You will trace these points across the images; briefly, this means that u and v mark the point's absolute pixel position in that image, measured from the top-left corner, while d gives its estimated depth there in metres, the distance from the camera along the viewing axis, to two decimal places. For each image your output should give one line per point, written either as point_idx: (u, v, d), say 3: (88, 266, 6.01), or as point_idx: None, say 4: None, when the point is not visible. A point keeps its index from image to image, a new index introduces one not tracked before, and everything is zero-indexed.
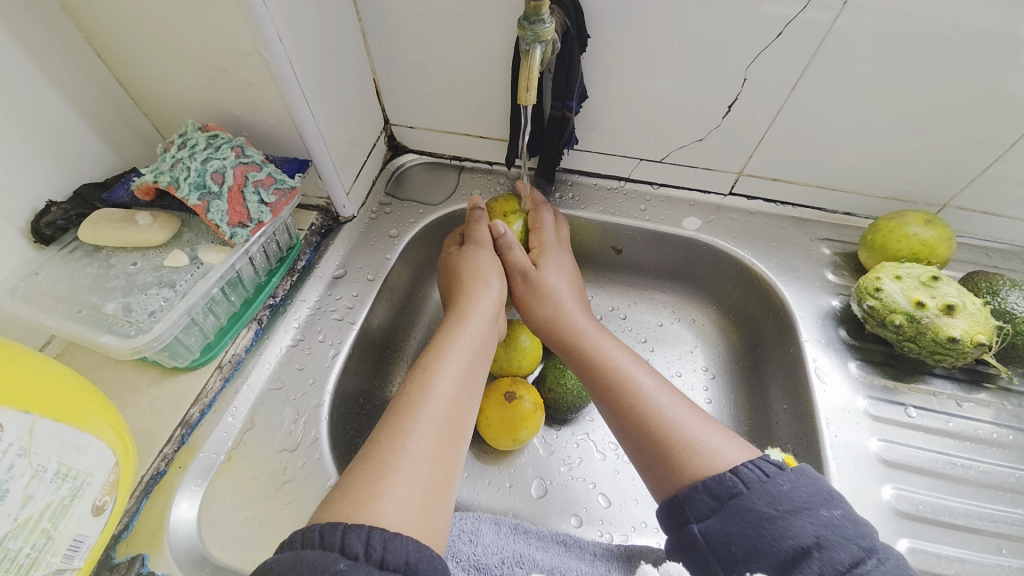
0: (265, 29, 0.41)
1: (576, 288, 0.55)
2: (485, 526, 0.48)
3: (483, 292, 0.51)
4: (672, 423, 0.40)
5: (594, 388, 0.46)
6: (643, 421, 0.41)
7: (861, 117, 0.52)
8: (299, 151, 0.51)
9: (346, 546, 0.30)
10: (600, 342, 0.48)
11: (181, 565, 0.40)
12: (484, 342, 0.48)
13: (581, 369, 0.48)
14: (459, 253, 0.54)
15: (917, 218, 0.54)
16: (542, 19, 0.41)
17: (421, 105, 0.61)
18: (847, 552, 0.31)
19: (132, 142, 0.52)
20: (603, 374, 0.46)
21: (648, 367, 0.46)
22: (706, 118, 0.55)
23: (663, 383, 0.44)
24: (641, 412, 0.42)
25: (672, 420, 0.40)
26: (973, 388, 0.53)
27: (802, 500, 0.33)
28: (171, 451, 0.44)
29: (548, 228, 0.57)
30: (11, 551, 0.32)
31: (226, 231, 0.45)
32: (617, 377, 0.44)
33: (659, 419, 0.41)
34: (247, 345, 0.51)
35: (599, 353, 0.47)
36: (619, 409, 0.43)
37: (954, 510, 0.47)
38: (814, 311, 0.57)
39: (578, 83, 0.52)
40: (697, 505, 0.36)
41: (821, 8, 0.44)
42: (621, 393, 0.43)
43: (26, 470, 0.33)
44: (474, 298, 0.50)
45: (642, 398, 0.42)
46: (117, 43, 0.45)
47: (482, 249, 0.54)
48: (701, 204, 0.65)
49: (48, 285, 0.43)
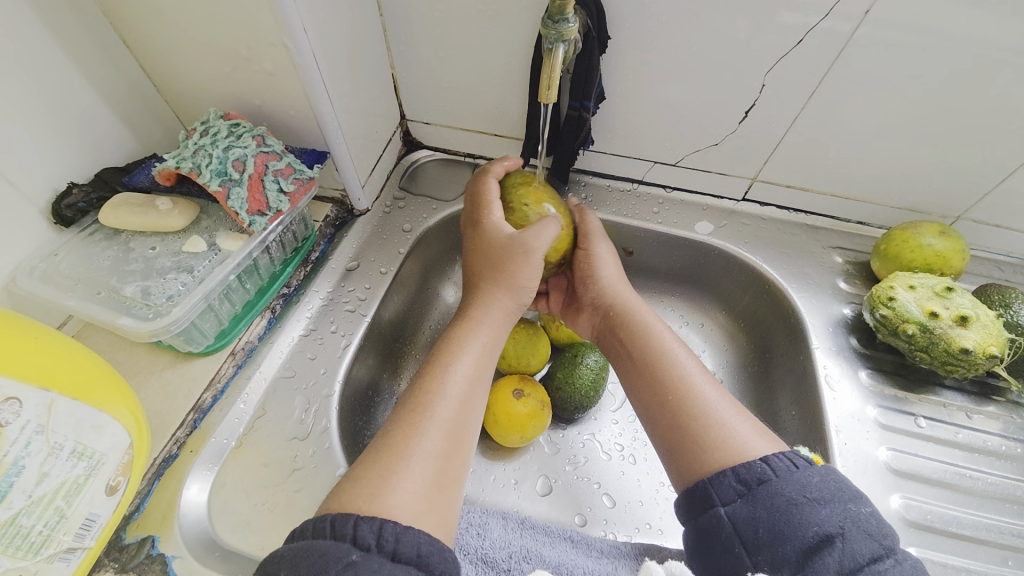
0: (290, 20, 0.41)
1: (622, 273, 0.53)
2: (492, 521, 0.48)
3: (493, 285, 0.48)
4: (707, 406, 0.40)
5: (632, 367, 0.46)
6: (681, 401, 0.41)
7: (878, 126, 0.52)
8: (318, 142, 0.52)
9: (358, 537, 0.31)
10: (647, 318, 0.49)
11: (191, 548, 0.40)
12: (501, 333, 0.47)
13: (624, 347, 0.48)
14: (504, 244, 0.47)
15: (931, 229, 0.54)
16: (566, 18, 0.41)
17: (438, 101, 0.61)
18: (868, 546, 0.31)
19: (154, 129, 0.52)
20: (643, 356, 0.46)
21: (686, 349, 0.46)
22: (721, 124, 0.55)
23: (703, 368, 0.44)
24: (679, 395, 0.41)
25: (708, 405, 0.40)
26: (983, 400, 0.53)
27: (830, 491, 0.34)
28: (183, 435, 0.45)
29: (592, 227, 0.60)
30: (24, 527, 0.33)
31: (245, 218, 0.45)
32: (658, 358, 0.44)
33: (696, 403, 0.41)
34: (260, 333, 0.51)
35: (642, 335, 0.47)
36: (655, 387, 0.43)
37: (962, 521, 0.47)
38: (825, 319, 0.57)
39: (596, 83, 0.52)
40: (724, 490, 0.36)
41: (842, 18, 0.44)
42: (662, 376, 0.43)
43: (42, 447, 0.33)
44: (493, 297, 0.47)
45: (682, 377, 0.42)
46: (142, 30, 0.45)
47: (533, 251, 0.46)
48: (714, 209, 0.65)
49: (68, 266, 0.44)
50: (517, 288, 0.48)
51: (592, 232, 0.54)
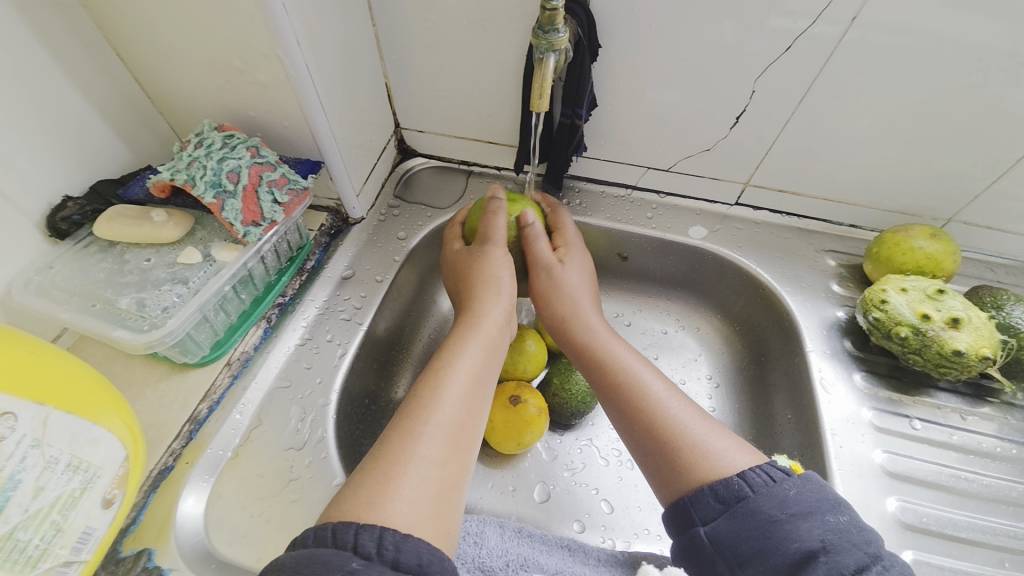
0: (284, 33, 0.41)
1: (592, 289, 0.53)
2: (489, 529, 0.48)
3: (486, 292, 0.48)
4: (681, 426, 0.40)
5: (603, 388, 0.46)
6: (653, 423, 0.41)
7: (868, 130, 0.52)
8: (312, 152, 0.52)
9: (359, 545, 0.31)
10: (609, 343, 0.48)
11: (188, 561, 0.40)
12: (497, 340, 0.47)
13: (591, 370, 0.47)
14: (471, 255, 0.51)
15: (922, 231, 0.54)
16: (557, 28, 0.41)
17: (432, 110, 0.62)
18: (853, 557, 0.31)
19: (148, 141, 0.53)
20: (614, 377, 0.45)
21: (654, 368, 0.46)
22: (713, 129, 0.56)
23: (671, 387, 0.44)
24: (651, 415, 0.41)
25: (680, 424, 0.40)
26: (977, 401, 0.53)
27: (808, 504, 0.34)
28: (179, 446, 0.45)
29: (570, 227, 0.57)
30: (20, 542, 0.32)
31: (240, 229, 0.45)
32: (626, 382, 0.44)
33: (668, 422, 0.41)
34: (256, 343, 0.51)
35: (609, 354, 0.47)
36: (629, 411, 0.43)
37: (958, 523, 0.47)
38: (819, 322, 0.58)
39: (588, 91, 0.52)
40: (704, 509, 0.36)
41: (830, 23, 0.44)
42: (633, 396, 0.43)
43: (38, 461, 0.33)
44: (488, 306, 0.48)
45: (652, 400, 0.42)
46: (136, 43, 0.45)
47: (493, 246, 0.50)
48: (707, 213, 0.65)
49: (62, 279, 0.44)
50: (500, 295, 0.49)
51: (536, 260, 0.51)
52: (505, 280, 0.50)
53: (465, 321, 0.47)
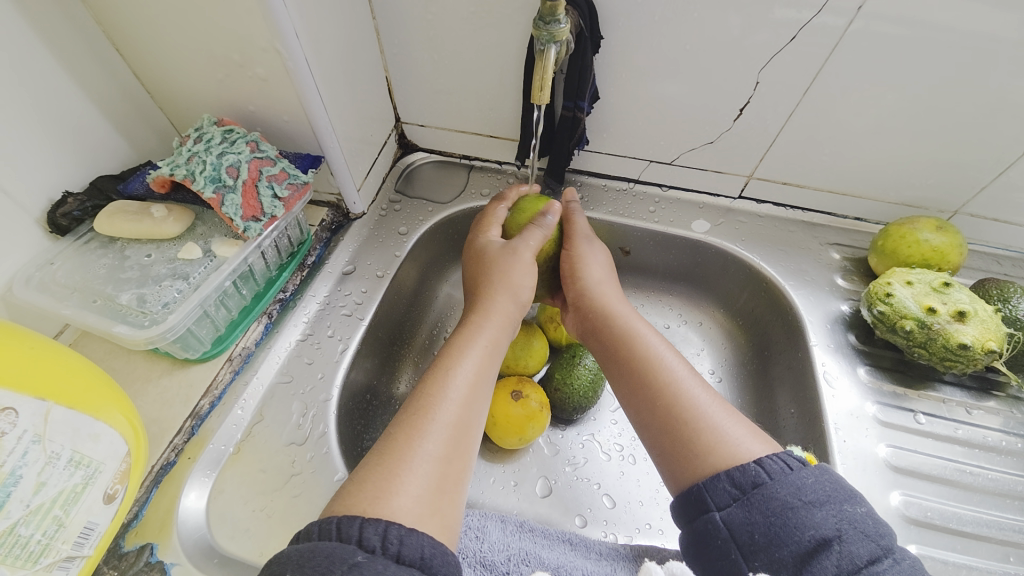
0: (282, 26, 0.41)
1: (612, 274, 0.53)
2: (491, 524, 0.48)
3: (497, 286, 0.48)
4: (698, 410, 0.40)
5: (621, 370, 0.46)
6: (671, 408, 0.41)
7: (873, 121, 0.52)
8: (312, 147, 0.52)
9: (363, 539, 0.31)
10: (630, 322, 0.48)
11: (190, 556, 0.40)
12: (505, 337, 0.46)
13: (610, 353, 0.47)
14: (501, 249, 0.50)
15: (928, 224, 0.54)
16: (558, 19, 0.41)
17: (433, 104, 0.61)
18: (866, 548, 0.31)
19: (148, 136, 0.52)
20: (632, 360, 0.45)
21: (675, 350, 0.45)
22: (716, 122, 0.55)
23: (692, 371, 0.44)
24: (667, 400, 0.41)
25: (698, 408, 0.40)
26: (982, 395, 0.53)
27: (824, 493, 0.33)
28: (181, 442, 0.45)
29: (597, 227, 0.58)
30: (22, 537, 0.33)
31: (240, 224, 0.45)
32: (646, 364, 0.44)
33: (685, 406, 0.40)
34: (257, 339, 0.51)
35: (628, 337, 0.46)
36: (644, 395, 0.43)
37: (962, 518, 0.47)
38: (823, 315, 0.57)
39: (590, 83, 0.52)
40: (719, 494, 0.35)
41: (835, 13, 0.44)
42: (650, 381, 0.43)
43: (39, 456, 0.33)
44: (497, 303, 0.47)
45: (671, 382, 0.42)
46: (133, 37, 0.45)
47: (528, 253, 0.50)
48: (710, 207, 0.65)
49: (63, 275, 0.44)
50: (517, 299, 0.48)
51: (576, 231, 0.54)
52: (526, 290, 0.49)
53: (473, 317, 0.47)
